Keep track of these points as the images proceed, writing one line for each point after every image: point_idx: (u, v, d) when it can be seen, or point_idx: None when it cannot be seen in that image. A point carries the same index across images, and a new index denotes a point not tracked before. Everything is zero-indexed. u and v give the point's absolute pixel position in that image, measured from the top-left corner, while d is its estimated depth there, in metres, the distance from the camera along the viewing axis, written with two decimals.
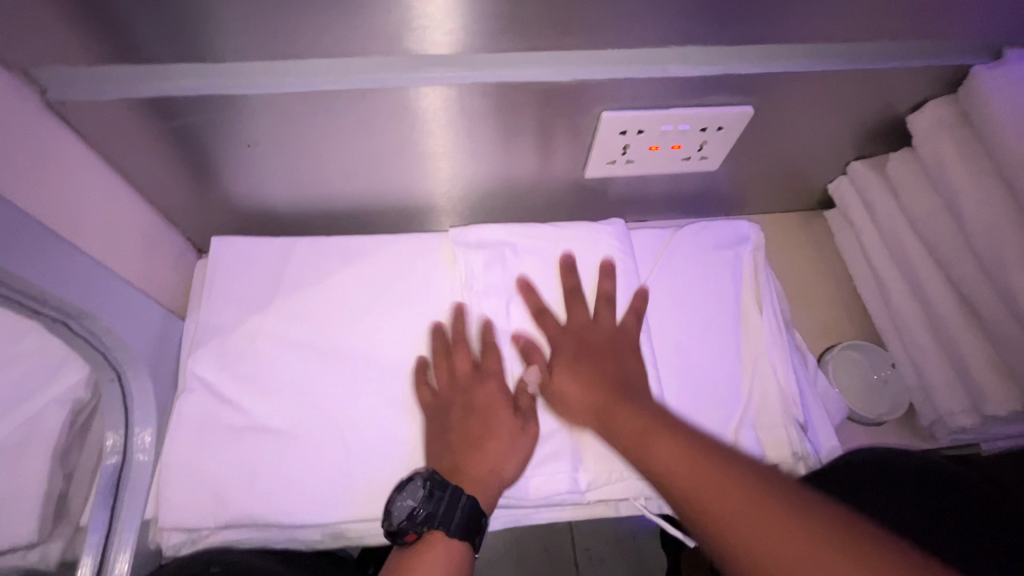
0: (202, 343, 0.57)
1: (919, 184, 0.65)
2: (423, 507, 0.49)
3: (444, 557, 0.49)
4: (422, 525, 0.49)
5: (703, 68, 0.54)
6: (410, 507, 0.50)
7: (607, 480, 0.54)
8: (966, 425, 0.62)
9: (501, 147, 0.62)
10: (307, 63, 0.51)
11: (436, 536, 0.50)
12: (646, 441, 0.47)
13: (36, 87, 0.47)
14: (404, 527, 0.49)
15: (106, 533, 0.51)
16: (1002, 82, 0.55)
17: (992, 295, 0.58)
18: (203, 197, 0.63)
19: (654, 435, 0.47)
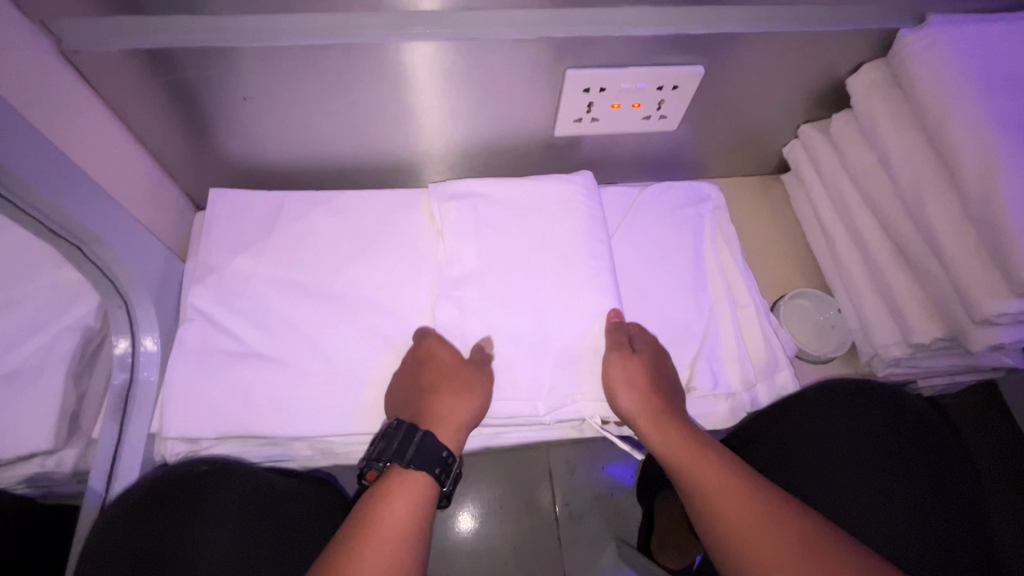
0: (201, 280, 0.62)
1: (856, 140, 0.71)
2: (378, 447, 0.55)
3: (415, 500, 0.54)
4: (387, 464, 0.55)
5: (656, 28, 0.60)
6: (372, 447, 0.56)
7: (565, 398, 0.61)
8: (898, 356, 0.69)
9: (477, 104, 0.68)
10: (298, 20, 0.56)
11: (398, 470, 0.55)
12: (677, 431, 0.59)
13: (52, 38, 0.52)
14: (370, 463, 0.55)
15: (117, 441, 0.57)
16: (923, 43, 0.61)
17: (915, 236, 0.65)
18: (202, 152, 0.68)
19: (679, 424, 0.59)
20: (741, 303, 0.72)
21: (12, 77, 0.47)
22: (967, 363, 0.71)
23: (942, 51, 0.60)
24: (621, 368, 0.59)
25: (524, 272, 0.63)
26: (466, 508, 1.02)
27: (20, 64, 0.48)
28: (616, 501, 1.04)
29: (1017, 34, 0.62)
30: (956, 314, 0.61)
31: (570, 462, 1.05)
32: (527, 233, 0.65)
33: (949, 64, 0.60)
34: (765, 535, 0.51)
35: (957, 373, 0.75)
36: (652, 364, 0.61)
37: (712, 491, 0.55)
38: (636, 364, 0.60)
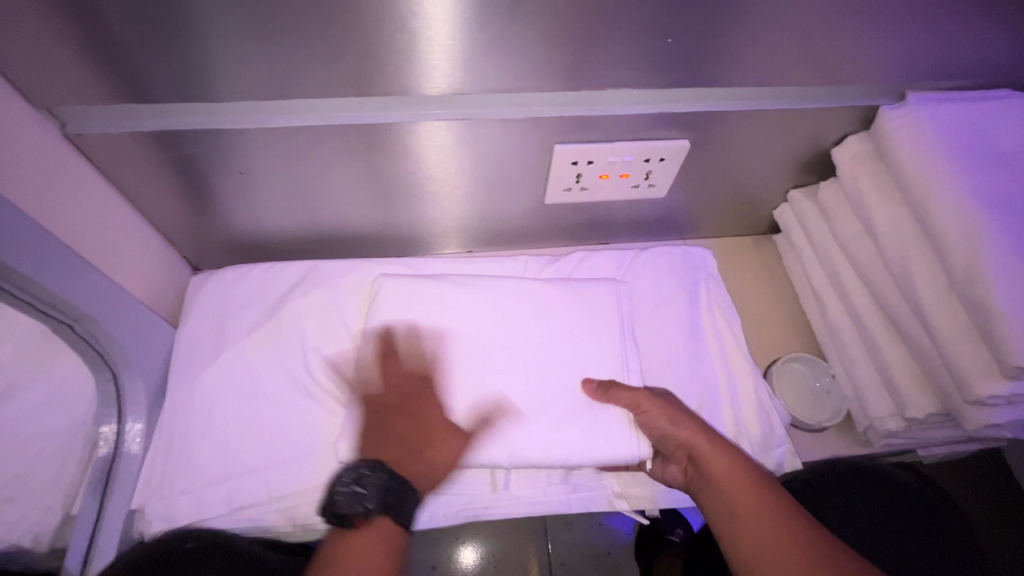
0: (198, 353, 0.65)
1: (843, 209, 0.72)
2: (373, 498, 0.55)
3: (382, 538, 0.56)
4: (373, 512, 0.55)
5: (640, 107, 0.63)
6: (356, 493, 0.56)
7: (571, 465, 0.62)
8: (893, 429, 0.68)
9: (469, 176, 0.70)
10: (295, 103, 0.58)
11: (381, 523, 0.56)
12: (738, 484, 0.55)
13: (58, 122, 0.55)
14: (352, 513, 0.55)
15: (95, 519, 0.57)
16: (903, 121, 0.63)
17: (906, 308, 0.65)
18: (198, 220, 0.70)
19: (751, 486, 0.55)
20: (735, 371, 0.72)
21: (17, 165, 0.50)
22: (966, 434, 0.69)
23: (923, 130, 0.62)
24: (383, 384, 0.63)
25: (502, 340, 0.65)
26: (463, 543, 0.99)
27: (26, 152, 0.51)
28: (616, 563, 1.01)
29: (1004, 112, 0.64)
30: (949, 390, 0.60)
31: (567, 520, 1.02)
32: (528, 308, 0.67)
33: (928, 143, 0.61)
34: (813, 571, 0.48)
35: (960, 442, 0.73)
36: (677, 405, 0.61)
37: (736, 494, 0.55)
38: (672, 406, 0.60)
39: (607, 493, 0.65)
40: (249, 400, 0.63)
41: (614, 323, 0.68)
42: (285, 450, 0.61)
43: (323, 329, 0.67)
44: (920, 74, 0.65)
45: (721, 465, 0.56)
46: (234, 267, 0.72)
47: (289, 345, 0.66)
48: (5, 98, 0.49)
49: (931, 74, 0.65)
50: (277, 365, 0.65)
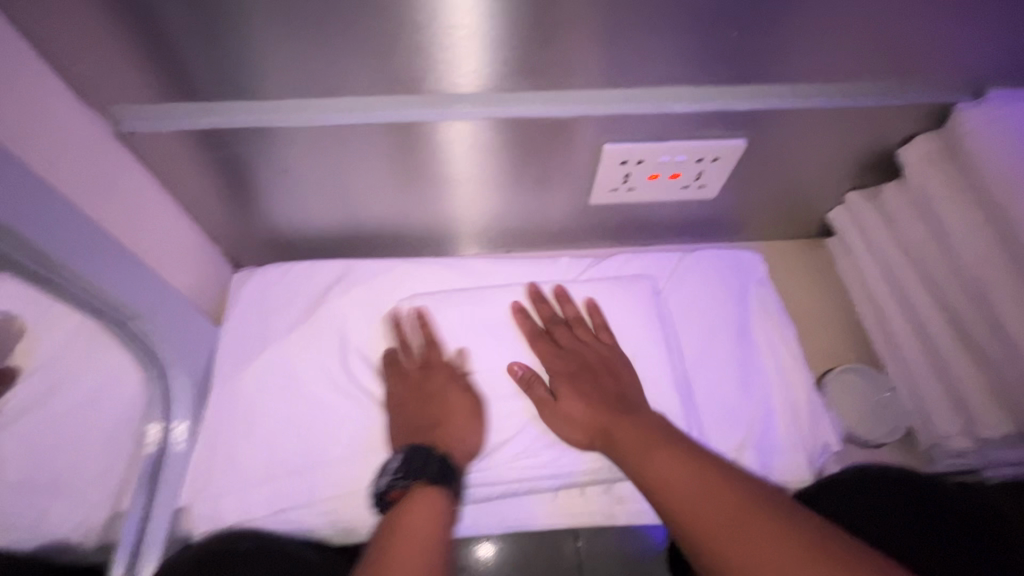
0: (241, 352, 0.65)
1: (909, 213, 0.68)
2: None
3: (431, 516, 0.51)
4: None
5: (697, 104, 0.59)
6: None
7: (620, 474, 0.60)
8: (961, 449, 0.64)
9: (513, 174, 0.68)
10: (341, 100, 0.57)
11: None
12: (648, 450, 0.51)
13: (110, 121, 0.55)
14: None
15: (143, 519, 0.57)
16: (983, 119, 0.58)
17: (980, 321, 0.60)
18: (240, 218, 0.70)
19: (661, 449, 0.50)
20: (787, 381, 0.69)
21: (70, 163, 0.50)
22: None
23: (1007, 129, 0.57)
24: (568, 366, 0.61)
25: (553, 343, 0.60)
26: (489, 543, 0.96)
27: (78, 150, 0.51)
28: None
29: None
30: None
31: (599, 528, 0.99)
32: (570, 315, 0.66)
33: (1012, 144, 0.57)
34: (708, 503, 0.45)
35: None
36: (577, 373, 0.60)
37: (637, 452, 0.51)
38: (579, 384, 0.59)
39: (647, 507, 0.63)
40: (291, 399, 0.63)
41: (659, 330, 0.65)
42: (325, 452, 0.61)
43: (363, 330, 0.67)
44: (1003, 70, 0.60)
45: (622, 432, 0.54)
46: (275, 265, 0.72)
47: (331, 345, 0.65)
48: (59, 96, 0.49)
49: (1014, 69, 0.60)
50: (317, 366, 0.64)
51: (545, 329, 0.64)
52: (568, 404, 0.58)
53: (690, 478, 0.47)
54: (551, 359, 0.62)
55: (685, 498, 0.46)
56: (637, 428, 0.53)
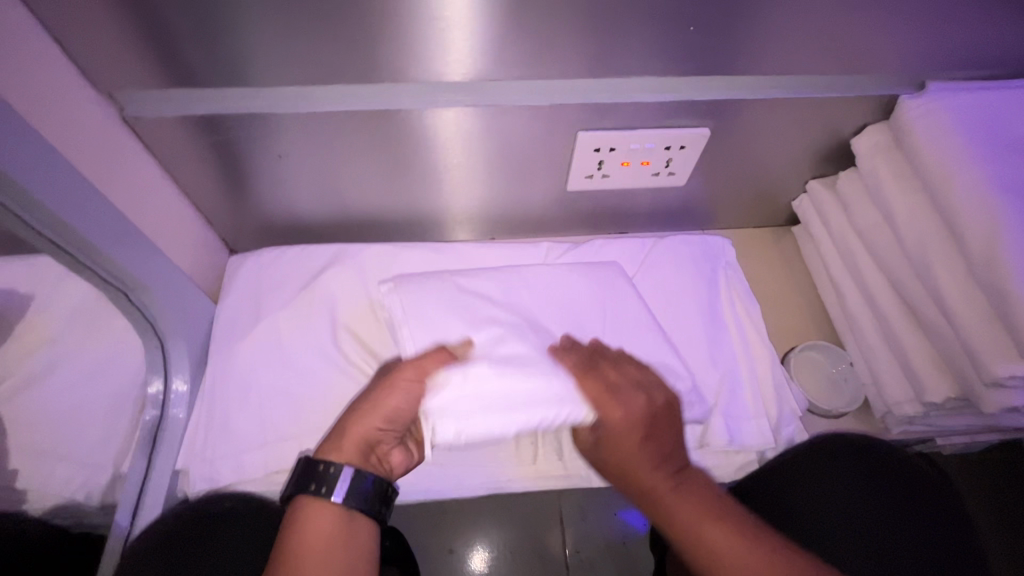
0: (236, 327, 0.69)
1: (862, 197, 0.73)
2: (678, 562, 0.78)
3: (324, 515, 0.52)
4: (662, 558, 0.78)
5: (662, 96, 0.65)
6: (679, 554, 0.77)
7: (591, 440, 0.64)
8: (911, 414, 0.68)
9: (494, 162, 0.72)
10: (333, 89, 0.61)
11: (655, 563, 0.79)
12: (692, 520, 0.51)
13: (117, 106, 0.59)
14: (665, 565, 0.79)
15: (143, 478, 0.61)
16: (923, 109, 0.64)
17: (924, 294, 0.65)
18: (236, 203, 0.74)
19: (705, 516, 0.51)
20: (752, 356, 0.73)
21: (80, 143, 0.54)
22: (985, 422, 0.69)
23: (944, 117, 0.63)
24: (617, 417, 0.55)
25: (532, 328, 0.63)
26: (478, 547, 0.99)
27: (88, 131, 0.55)
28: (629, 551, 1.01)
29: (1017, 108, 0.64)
30: (967, 374, 0.61)
31: (580, 507, 1.03)
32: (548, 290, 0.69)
33: (948, 131, 0.62)
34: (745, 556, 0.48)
35: (979, 430, 0.73)
36: (644, 428, 0.54)
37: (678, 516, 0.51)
38: (626, 428, 0.54)
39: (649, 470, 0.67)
40: (285, 372, 0.66)
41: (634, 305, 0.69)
42: (317, 420, 0.64)
43: (354, 308, 0.71)
44: (941, 65, 0.66)
45: (660, 492, 0.53)
46: (269, 249, 0.76)
47: (323, 321, 0.69)
48: (71, 82, 0.53)
49: (951, 64, 0.66)
50: (311, 341, 0.68)
51: (591, 356, 0.59)
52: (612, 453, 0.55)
53: (726, 532, 0.50)
54: (597, 401, 0.56)
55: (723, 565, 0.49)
56: (673, 490, 0.52)
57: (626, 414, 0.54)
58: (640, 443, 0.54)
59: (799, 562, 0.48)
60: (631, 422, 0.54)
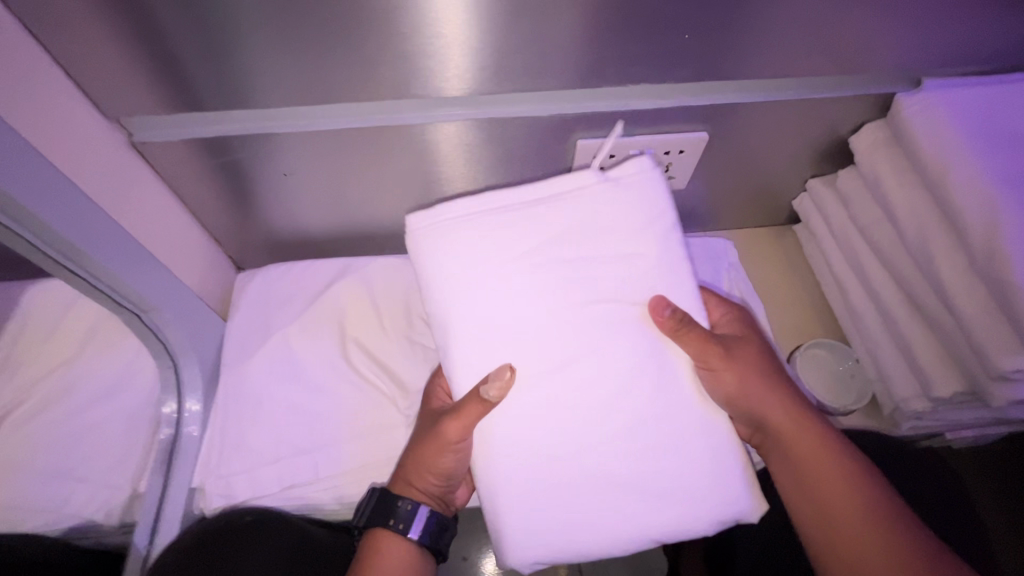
0: (246, 343, 0.69)
1: (862, 194, 0.74)
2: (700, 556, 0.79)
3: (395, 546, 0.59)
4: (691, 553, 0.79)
5: (659, 102, 0.65)
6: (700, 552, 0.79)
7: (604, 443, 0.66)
8: (919, 410, 0.69)
9: (497, 172, 0.73)
10: (336, 107, 0.62)
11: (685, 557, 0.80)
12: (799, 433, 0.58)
13: (125, 132, 0.60)
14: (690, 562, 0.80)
15: (160, 496, 0.62)
16: (920, 105, 0.64)
17: (927, 290, 0.66)
18: (243, 220, 0.75)
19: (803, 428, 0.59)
20: None
21: (90, 169, 0.55)
22: (993, 415, 0.69)
23: (941, 113, 0.63)
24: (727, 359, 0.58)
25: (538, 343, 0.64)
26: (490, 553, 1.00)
27: (97, 157, 0.56)
28: (641, 552, 1.01)
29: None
30: (973, 368, 0.61)
31: None
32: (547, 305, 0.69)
33: (945, 127, 0.62)
34: (878, 540, 0.53)
35: (988, 423, 0.73)
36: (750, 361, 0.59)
37: (783, 428, 0.59)
38: (741, 356, 0.60)
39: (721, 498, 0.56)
40: (296, 385, 0.67)
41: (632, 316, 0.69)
42: (329, 432, 0.65)
43: (362, 321, 0.72)
44: (936, 61, 0.66)
45: (773, 411, 0.59)
46: (276, 264, 0.77)
47: (332, 334, 0.70)
48: (80, 110, 0.55)
49: (946, 60, 0.67)
50: (322, 355, 0.69)
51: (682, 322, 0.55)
52: (728, 384, 0.58)
53: (854, 495, 0.55)
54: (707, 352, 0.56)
55: (812, 469, 0.57)
56: (785, 410, 0.59)
57: (738, 350, 0.60)
58: (756, 366, 0.60)
59: (862, 472, 0.57)
60: (737, 361, 0.59)
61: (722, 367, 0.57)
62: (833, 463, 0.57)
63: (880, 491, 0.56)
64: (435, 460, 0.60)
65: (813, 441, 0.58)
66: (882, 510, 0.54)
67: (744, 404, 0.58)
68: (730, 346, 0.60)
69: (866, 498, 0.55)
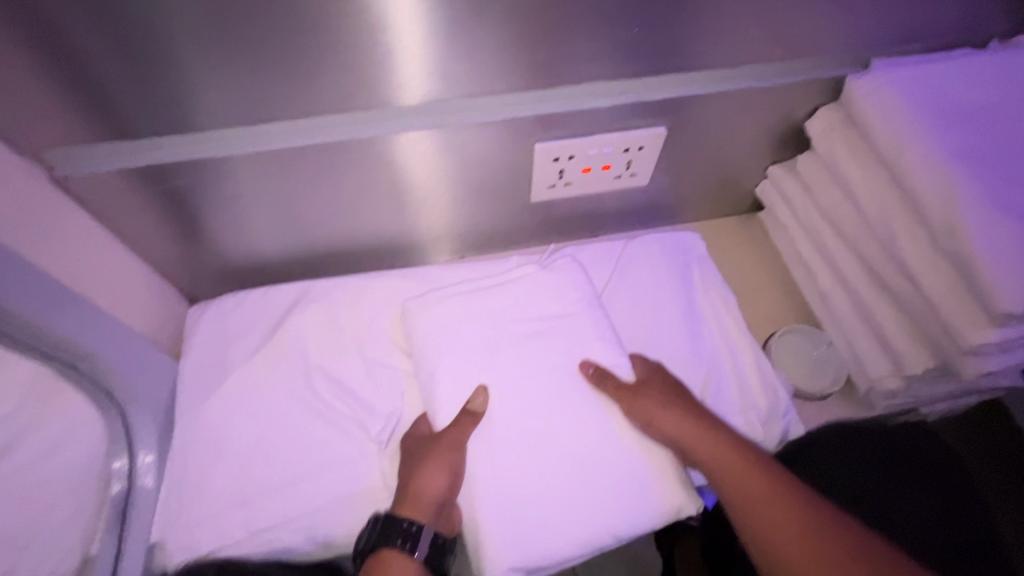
0: (202, 383, 0.65)
1: (822, 178, 0.74)
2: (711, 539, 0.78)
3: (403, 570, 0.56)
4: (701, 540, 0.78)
5: (614, 99, 0.64)
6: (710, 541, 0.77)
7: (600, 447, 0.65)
8: (894, 388, 0.69)
9: (455, 182, 0.71)
10: (278, 125, 0.59)
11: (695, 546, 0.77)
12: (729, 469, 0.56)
13: (45, 166, 0.56)
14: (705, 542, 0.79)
15: (115, 557, 0.58)
16: (871, 85, 0.65)
17: (893, 269, 0.66)
18: (193, 250, 0.71)
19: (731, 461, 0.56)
20: (732, 348, 0.73)
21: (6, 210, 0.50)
22: (966, 387, 0.70)
23: (892, 92, 0.63)
24: (650, 402, 0.61)
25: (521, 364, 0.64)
26: None
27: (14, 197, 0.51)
28: (635, 553, 1.00)
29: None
30: (943, 343, 0.62)
31: None
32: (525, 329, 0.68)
33: (897, 106, 0.63)
34: (805, 553, 0.50)
35: (960, 394, 0.74)
36: (670, 391, 0.62)
37: (720, 468, 0.56)
38: (659, 395, 0.62)
39: (677, 500, 0.60)
40: (259, 422, 0.63)
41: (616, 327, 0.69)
42: (297, 469, 0.62)
43: (325, 347, 0.68)
44: (882, 41, 0.67)
45: (710, 449, 0.58)
46: (229, 295, 0.73)
47: (294, 364, 0.67)
48: None
49: (892, 39, 0.67)
50: (284, 387, 0.65)
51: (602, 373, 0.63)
52: (662, 424, 0.60)
53: (784, 513, 0.52)
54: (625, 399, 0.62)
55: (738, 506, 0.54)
56: (719, 445, 0.58)
57: (654, 388, 0.62)
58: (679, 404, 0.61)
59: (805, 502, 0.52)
60: (664, 401, 0.61)
61: (642, 409, 0.61)
62: (779, 499, 0.53)
63: (836, 521, 0.51)
64: (424, 479, 0.58)
65: (723, 455, 0.57)
66: (816, 534, 0.50)
67: (681, 444, 0.59)
68: (653, 384, 0.63)
69: (799, 524, 0.51)
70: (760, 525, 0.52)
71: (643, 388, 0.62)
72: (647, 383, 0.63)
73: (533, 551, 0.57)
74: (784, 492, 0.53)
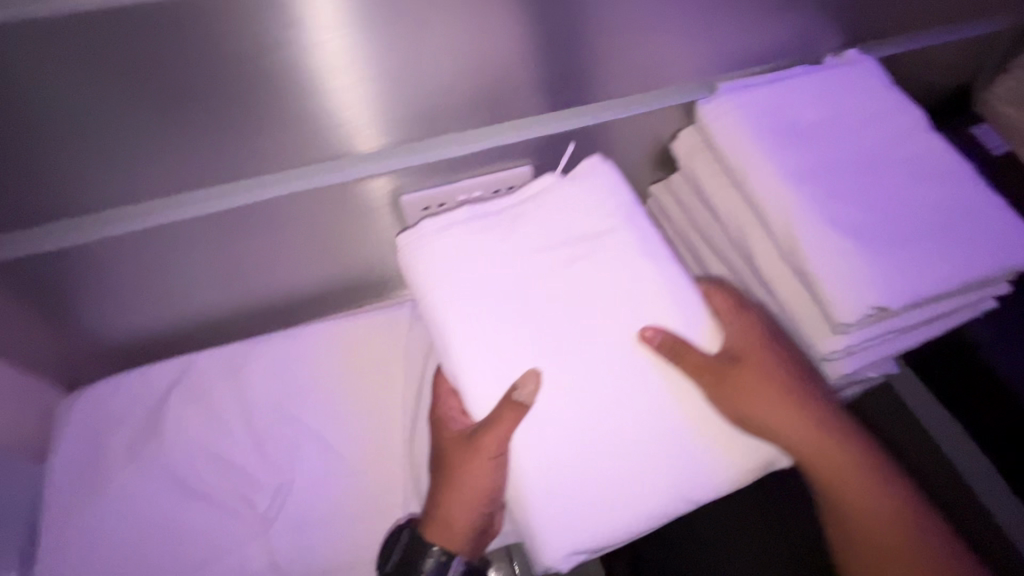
0: (85, 476, 0.65)
1: (692, 197, 0.76)
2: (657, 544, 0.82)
3: None
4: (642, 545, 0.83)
5: (472, 147, 0.64)
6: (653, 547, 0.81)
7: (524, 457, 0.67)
8: None
9: (330, 238, 0.70)
10: (128, 208, 0.58)
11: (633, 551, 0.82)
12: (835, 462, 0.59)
13: None
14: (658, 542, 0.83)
15: None
16: (716, 111, 0.67)
17: (758, 282, 0.69)
18: (61, 327, 0.67)
19: (840, 450, 0.60)
20: None
21: None
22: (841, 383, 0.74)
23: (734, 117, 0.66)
24: (730, 385, 0.55)
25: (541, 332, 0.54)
26: None
27: None
28: None
29: (936, 153, 0.66)
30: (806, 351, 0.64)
31: None
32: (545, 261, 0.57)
33: (740, 129, 0.65)
34: (901, 539, 0.59)
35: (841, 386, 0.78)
36: (762, 357, 0.59)
37: (841, 468, 0.60)
38: (749, 376, 0.57)
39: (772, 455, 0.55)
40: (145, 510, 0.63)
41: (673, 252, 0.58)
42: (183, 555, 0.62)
43: (208, 426, 0.66)
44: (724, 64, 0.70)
45: (828, 448, 0.59)
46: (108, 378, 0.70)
47: (176, 446, 0.65)
48: None
49: (733, 62, 0.70)
50: (168, 470, 0.65)
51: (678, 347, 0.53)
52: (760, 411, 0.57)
53: (875, 490, 0.60)
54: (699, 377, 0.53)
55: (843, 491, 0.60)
56: (824, 429, 0.59)
57: (748, 369, 0.57)
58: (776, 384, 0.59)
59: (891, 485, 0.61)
60: (736, 390, 0.56)
61: (729, 384, 0.55)
62: (865, 472, 0.60)
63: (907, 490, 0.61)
64: (452, 507, 0.57)
65: (838, 457, 0.59)
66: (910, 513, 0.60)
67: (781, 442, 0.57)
68: (734, 367, 0.56)
69: (894, 502, 0.60)
70: (854, 495, 0.60)
71: (718, 369, 0.54)
72: (726, 368, 0.55)
73: (581, 536, 0.50)
74: (874, 470, 0.61)
